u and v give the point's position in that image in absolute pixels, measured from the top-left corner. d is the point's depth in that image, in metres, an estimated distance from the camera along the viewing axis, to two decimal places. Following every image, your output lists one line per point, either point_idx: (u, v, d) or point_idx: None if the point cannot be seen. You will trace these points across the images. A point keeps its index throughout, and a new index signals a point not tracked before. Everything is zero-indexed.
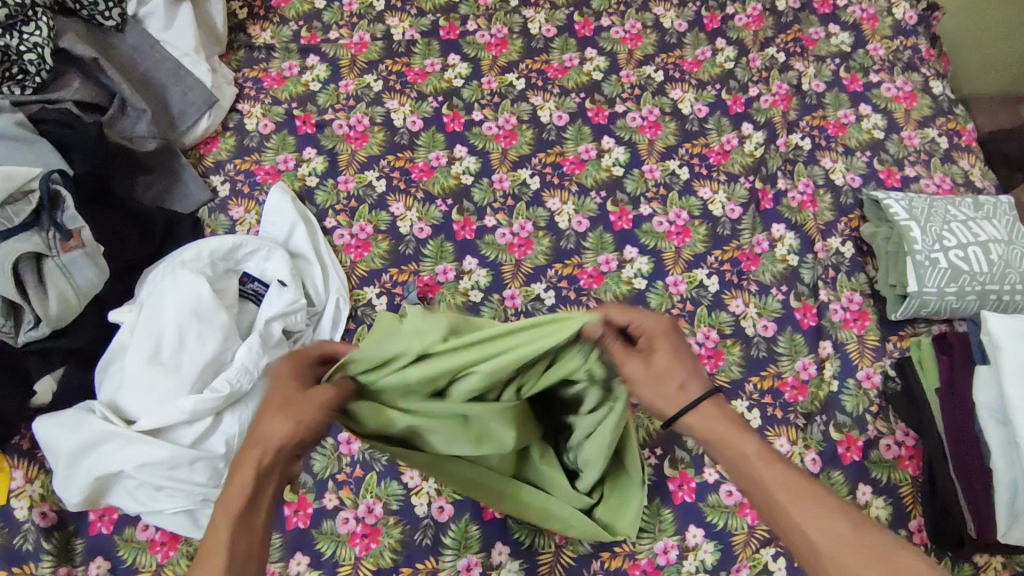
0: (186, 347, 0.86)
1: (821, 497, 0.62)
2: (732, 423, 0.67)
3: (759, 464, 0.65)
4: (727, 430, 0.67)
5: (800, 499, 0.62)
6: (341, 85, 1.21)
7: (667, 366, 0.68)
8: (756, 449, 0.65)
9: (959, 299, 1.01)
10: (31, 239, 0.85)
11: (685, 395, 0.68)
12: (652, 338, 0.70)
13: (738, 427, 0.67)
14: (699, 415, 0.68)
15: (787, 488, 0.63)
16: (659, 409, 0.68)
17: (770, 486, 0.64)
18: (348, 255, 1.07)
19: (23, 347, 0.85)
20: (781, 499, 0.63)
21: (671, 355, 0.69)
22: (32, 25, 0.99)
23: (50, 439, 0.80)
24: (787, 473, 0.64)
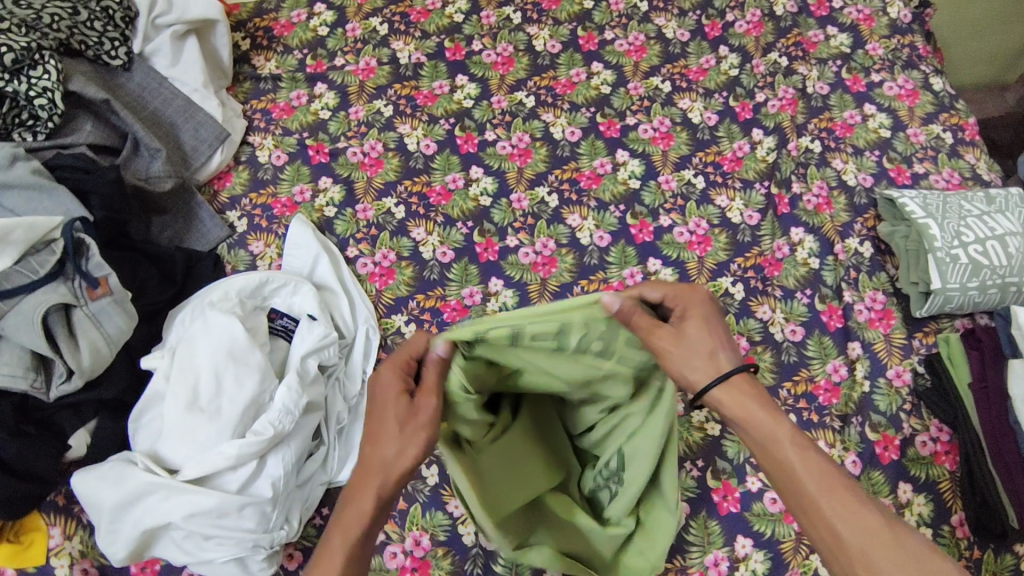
0: (224, 390, 0.85)
1: (851, 495, 0.66)
2: (765, 404, 0.71)
3: (791, 450, 0.69)
4: (765, 416, 0.71)
5: (828, 490, 0.66)
6: (351, 112, 1.20)
7: (706, 340, 0.73)
8: (789, 435, 0.69)
9: (981, 293, 1.03)
10: (57, 289, 0.83)
11: (717, 363, 0.73)
12: (687, 310, 0.75)
13: (771, 412, 0.71)
14: (734, 391, 0.72)
15: (816, 481, 0.67)
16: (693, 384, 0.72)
17: (794, 468, 0.68)
18: (373, 284, 1.06)
19: (55, 401, 0.84)
20: (807, 484, 0.67)
21: (704, 327, 0.74)
22: (39, 69, 0.97)
23: (92, 495, 0.79)
24: (815, 465, 0.68)
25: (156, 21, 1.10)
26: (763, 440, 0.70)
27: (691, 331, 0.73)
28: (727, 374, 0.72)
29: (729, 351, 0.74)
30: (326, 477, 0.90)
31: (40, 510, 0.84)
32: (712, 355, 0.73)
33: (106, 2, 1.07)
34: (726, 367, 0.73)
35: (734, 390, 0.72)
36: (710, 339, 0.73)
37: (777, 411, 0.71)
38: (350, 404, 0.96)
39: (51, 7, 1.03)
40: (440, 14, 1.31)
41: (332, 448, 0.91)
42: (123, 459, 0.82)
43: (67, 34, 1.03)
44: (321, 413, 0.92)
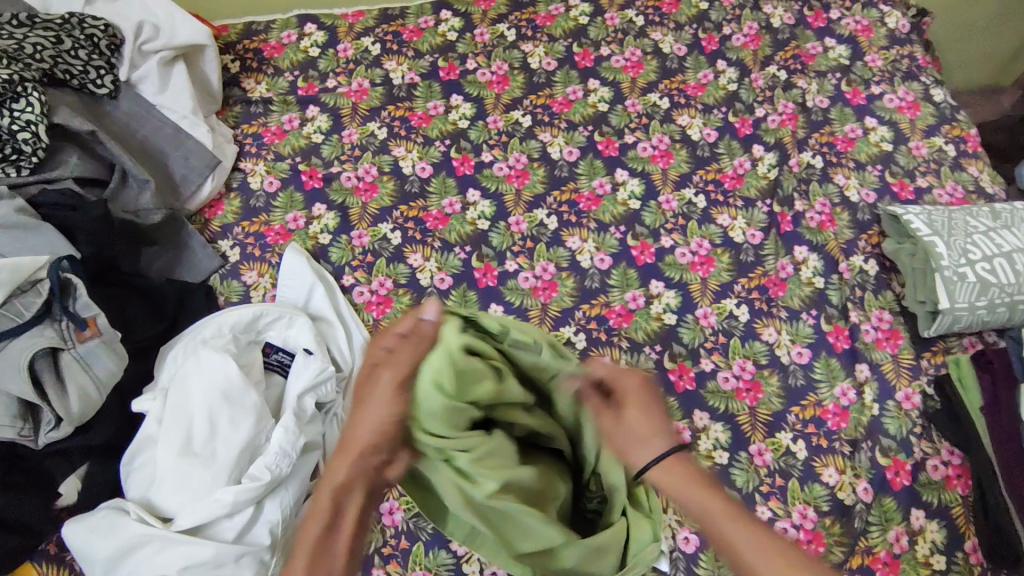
0: (219, 434, 0.83)
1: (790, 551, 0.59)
2: (699, 480, 0.62)
3: (726, 523, 0.60)
4: (692, 484, 0.62)
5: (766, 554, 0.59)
6: (344, 135, 1.18)
7: (646, 426, 0.65)
8: (722, 508, 0.61)
9: (989, 311, 1.01)
10: (44, 332, 0.81)
11: (653, 442, 0.64)
12: (628, 395, 0.66)
13: (709, 484, 0.62)
14: (670, 472, 0.63)
15: (754, 539, 0.60)
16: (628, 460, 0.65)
17: (737, 545, 0.60)
18: (370, 313, 1.03)
19: (44, 447, 0.82)
20: (748, 559, 0.60)
21: (644, 408, 0.66)
22: (22, 101, 0.94)
23: (84, 546, 0.78)
24: (761, 537, 0.60)
25: (142, 48, 1.07)
26: (693, 509, 0.62)
27: (629, 419, 0.65)
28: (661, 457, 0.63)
29: (664, 437, 0.64)
30: None
31: (31, 560, 0.83)
32: (652, 435, 0.64)
33: (89, 29, 1.03)
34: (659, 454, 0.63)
35: (664, 465, 0.63)
36: (652, 425, 0.65)
37: (709, 480, 0.63)
38: None
39: (33, 36, 1.00)
40: (433, 32, 1.29)
41: None
42: (115, 508, 0.80)
43: (51, 64, 1.00)
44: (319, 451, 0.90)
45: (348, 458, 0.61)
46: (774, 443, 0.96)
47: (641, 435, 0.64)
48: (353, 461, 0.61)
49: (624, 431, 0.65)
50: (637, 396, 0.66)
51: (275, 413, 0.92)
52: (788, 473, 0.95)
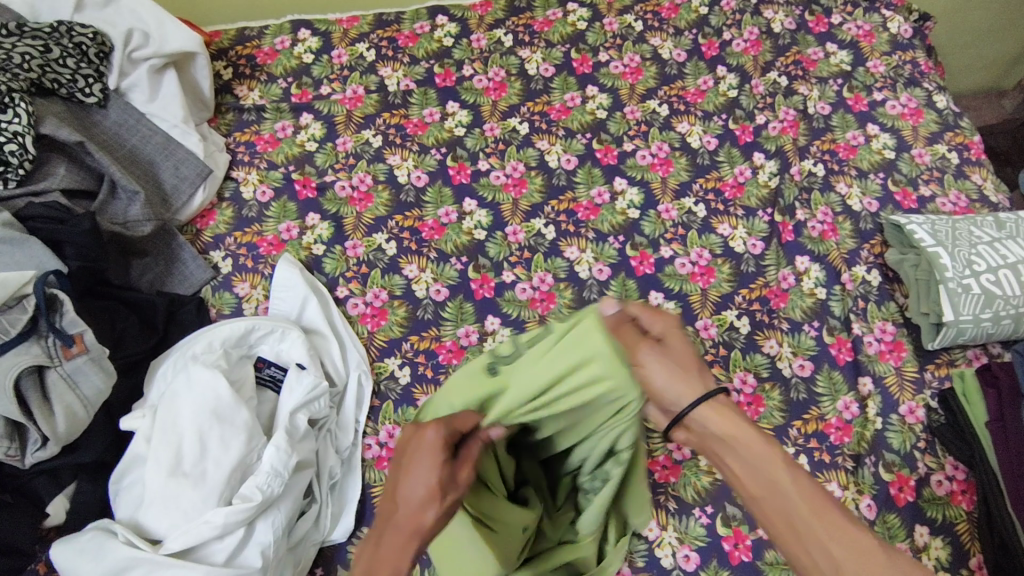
0: (209, 453, 0.81)
1: (838, 512, 0.58)
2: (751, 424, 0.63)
3: (778, 471, 0.60)
4: (741, 429, 0.63)
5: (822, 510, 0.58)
6: (338, 143, 1.16)
7: (685, 356, 0.67)
8: (771, 454, 0.61)
9: (994, 324, 1.00)
10: (30, 349, 0.79)
11: (693, 379, 0.65)
12: (665, 330, 0.69)
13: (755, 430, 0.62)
14: (711, 417, 0.64)
15: (803, 493, 0.59)
16: (661, 397, 0.66)
17: (786, 493, 0.59)
18: (365, 325, 1.01)
19: (31, 467, 0.80)
20: (794, 506, 0.59)
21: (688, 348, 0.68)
22: (9, 112, 0.93)
23: (71, 569, 0.76)
24: (810, 489, 0.59)
25: (132, 56, 1.05)
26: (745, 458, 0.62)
27: (675, 348, 0.67)
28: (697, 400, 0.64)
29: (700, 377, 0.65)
30: (319, 536, 0.86)
31: None
32: (701, 376, 0.65)
33: (78, 37, 1.01)
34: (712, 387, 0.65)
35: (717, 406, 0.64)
36: (689, 362, 0.66)
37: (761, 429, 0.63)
38: (342, 457, 0.92)
39: (22, 45, 0.98)
40: (428, 38, 1.27)
41: (324, 505, 0.88)
42: (102, 529, 0.78)
43: (39, 73, 0.98)
44: (313, 469, 0.88)
45: (413, 545, 0.54)
46: None
47: (682, 367, 0.66)
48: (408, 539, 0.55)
49: (674, 366, 0.66)
50: (677, 336, 0.69)
51: (267, 429, 0.90)
52: None
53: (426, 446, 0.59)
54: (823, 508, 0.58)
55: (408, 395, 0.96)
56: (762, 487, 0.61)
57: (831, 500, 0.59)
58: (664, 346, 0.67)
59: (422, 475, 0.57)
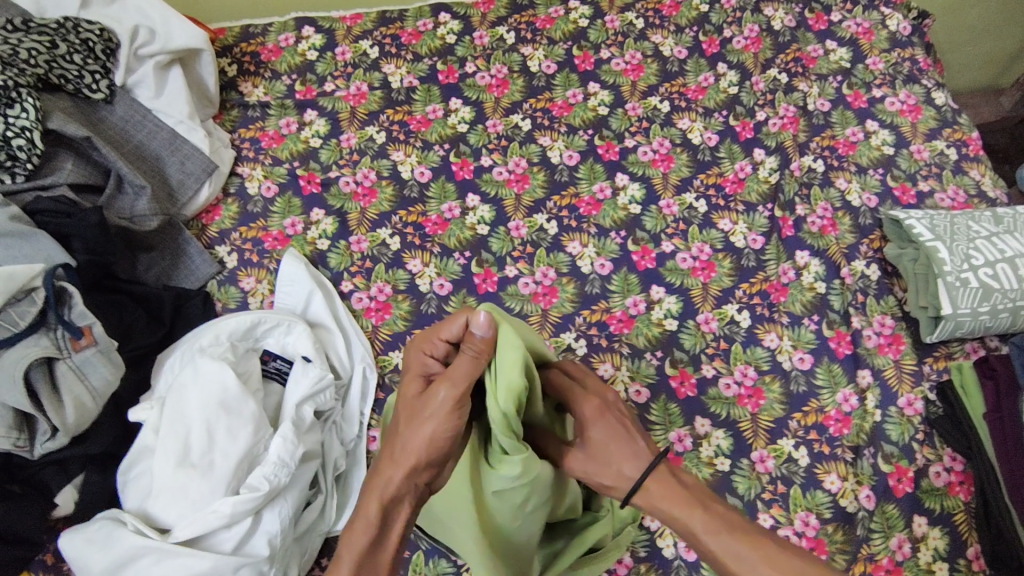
0: (216, 444, 0.82)
1: (787, 561, 0.60)
2: (676, 497, 0.64)
3: (711, 542, 0.62)
4: (671, 503, 0.64)
5: (761, 568, 0.60)
6: (342, 139, 1.17)
7: (604, 439, 0.68)
8: (704, 525, 0.63)
9: (992, 317, 1.01)
10: (39, 342, 0.80)
11: (622, 475, 0.66)
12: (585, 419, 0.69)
13: (685, 501, 0.64)
14: (647, 494, 0.65)
15: (743, 562, 0.61)
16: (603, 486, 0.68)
17: (724, 560, 0.61)
18: (369, 319, 1.03)
19: (40, 458, 0.81)
20: (737, 572, 0.61)
21: (606, 428, 0.68)
22: (17, 107, 0.94)
23: (80, 557, 0.77)
24: (748, 551, 0.61)
25: (139, 52, 1.06)
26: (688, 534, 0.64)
27: (595, 437, 0.68)
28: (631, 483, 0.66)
29: (632, 461, 0.66)
30: (325, 526, 0.88)
31: (28, 569, 0.82)
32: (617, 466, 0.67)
33: (84, 33, 1.03)
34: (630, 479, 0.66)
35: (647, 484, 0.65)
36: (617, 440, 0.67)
37: (692, 497, 0.64)
38: (347, 448, 0.93)
39: (29, 41, 0.99)
40: (431, 35, 1.28)
41: (330, 496, 0.89)
42: (111, 518, 0.79)
43: (46, 69, 0.99)
44: (318, 460, 0.89)
45: (375, 497, 0.60)
46: (776, 450, 0.96)
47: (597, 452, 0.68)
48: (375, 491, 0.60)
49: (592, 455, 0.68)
50: (594, 416, 0.69)
51: (273, 421, 0.91)
52: (789, 480, 0.94)
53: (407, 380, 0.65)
54: (769, 563, 0.60)
55: None
56: (709, 559, 0.63)
57: (773, 548, 0.61)
58: (589, 442, 0.68)
59: (414, 437, 0.60)
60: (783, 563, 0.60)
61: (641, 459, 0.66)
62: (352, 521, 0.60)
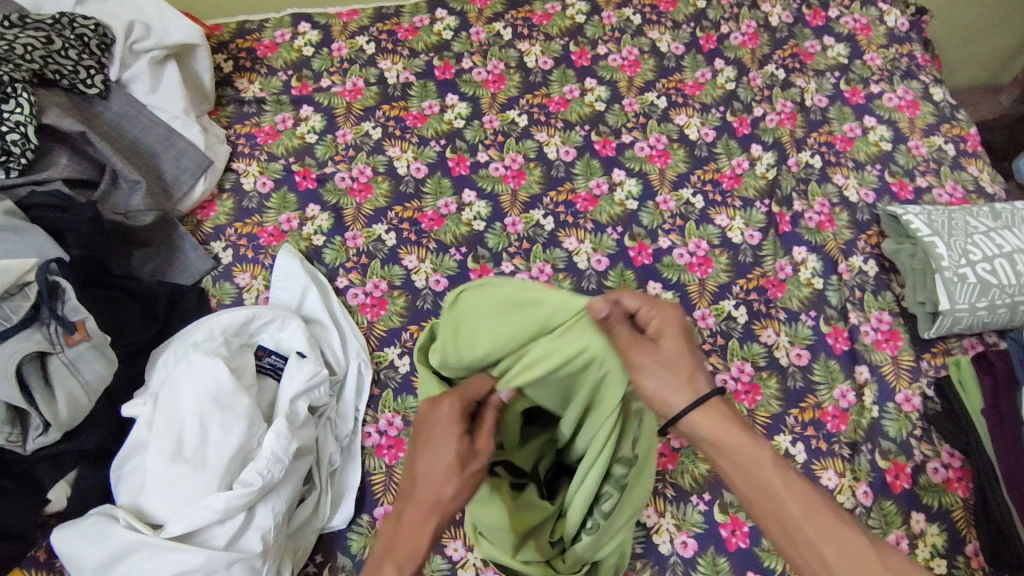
0: (210, 439, 0.82)
1: (834, 515, 0.63)
2: (743, 429, 0.67)
3: (774, 473, 0.65)
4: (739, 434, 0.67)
5: (815, 515, 0.63)
6: (338, 135, 1.17)
7: (680, 356, 0.69)
8: (771, 461, 0.66)
9: (990, 312, 1.01)
10: (32, 336, 0.79)
11: (693, 387, 0.68)
12: (661, 327, 0.71)
13: (752, 436, 0.67)
14: (712, 415, 0.67)
15: (796, 498, 0.64)
16: (663, 404, 0.68)
17: (780, 496, 0.64)
18: (364, 315, 1.02)
19: (32, 453, 0.81)
20: (792, 512, 0.63)
21: (681, 346, 0.70)
22: (12, 103, 0.93)
23: (73, 552, 0.77)
24: (806, 495, 0.64)
25: (133, 47, 1.06)
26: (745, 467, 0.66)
27: (666, 348, 0.69)
28: (701, 398, 0.67)
29: (705, 376, 0.69)
30: (319, 522, 0.87)
31: (20, 566, 0.82)
32: (691, 372, 0.68)
33: (80, 29, 1.02)
34: (703, 389, 0.68)
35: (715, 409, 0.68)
36: (687, 359, 0.69)
37: (758, 436, 0.67)
38: (342, 445, 0.93)
39: (25, 36, 0.98)
40: (428, 31, 1.28)
41: (324, 492, 0.88)
42: (104, 514, 0.79)
43: (41, 65, 0.98)
44: (312, 456, 0.89)
45: (431, 522, 0.62)
46: (773, 446, 0.95)
47: (675, 363, 0.68)
48: (428, 517, 0.63)
49: (663, 370, 0.67)
50: (674, 334, 0.70)
51: (267, 416, 0.91)
52: None
53: (442, 420, 0.65)
54: (821, 511, 0.63)
55: (408, 383, 0.97)
56: (759, 489, 0.65)
57: (823, 504, 0.64)
58: (662, 351, 0.69)
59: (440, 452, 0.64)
60: (831, 516, 0.63)
61: (714, 382, 0.69)
62: (399, 547, 0.62)
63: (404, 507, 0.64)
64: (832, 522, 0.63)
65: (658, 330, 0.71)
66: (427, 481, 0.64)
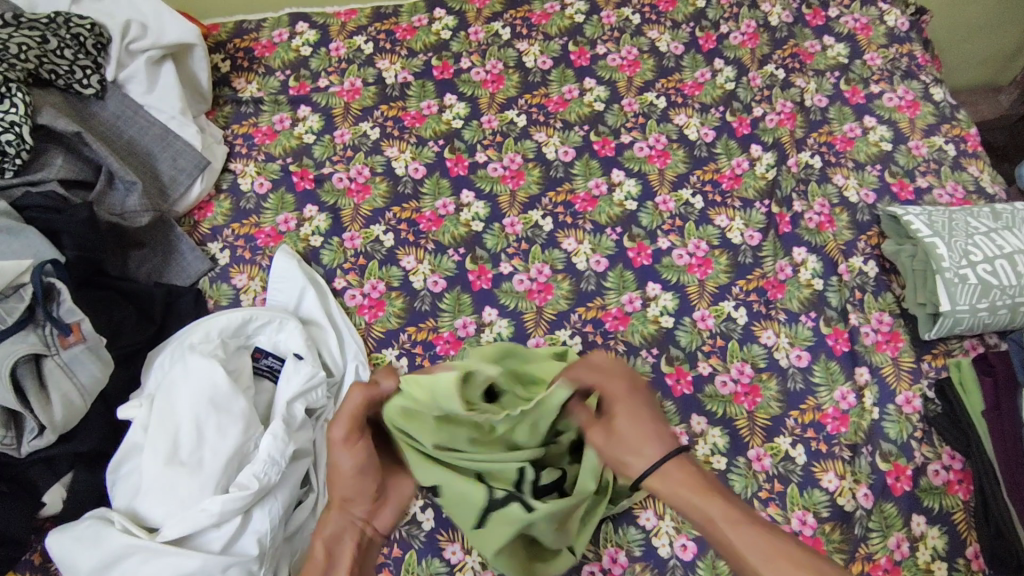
0: (206, 441, 0.81)
1: (785, 543, 0.62)
2: (698, 485, 0.68)
3: (729, 530, 0.64)
4: (692, 491, 0.67)
5: (775, 558, 0.60)
6: (336, 135, 1.16)
7: (635, 436, 0.72)
8: (723, 513, 0.65)
9: (991, 314, 1.00)
10: (27, 338, 0.79)
11: (644, 453, 0.71)
12: (616, 408, 0.74)
13: (705, 490, 0.67)
14: (667, 479, 0.69)
15: (751, 540, 0.62)
16: (621, 464, 0.72)
17: (737, 548, 0.63)
18: (362, 316, 1.02)
19: (28, 456, 0.80)
20: (753, 559, 0.61)
21: (633, 419, 0.73)
22: (8, 102, 0.93)
23: (67, 555, 0.77)
24: (761, 531, 0.63)
25: (129, 47, 1.06)
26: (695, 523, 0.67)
27: (620, 428, 0.73)
28: (653, 459, 0.70)
29: (657, 441, 0.71)
30: (317, 525, 0.87)
31: (14, 570, 0.82)
32: (641, 448, 0.71)
33: (75, 28, 1.02)
34: (651, 458, 0.70)
35: (664, 468, 0.70)
36: (643, 434, 0.72)
37: (710, 486, 0.68)
38: None
39: (19, 36, 0.98)
40: (426, 31, 1.28)
41: (322, 494, 0.88)
42: (100, 517, 0.78)
43: (36, 64, 0.98)
44: (310, 458, 0.88)
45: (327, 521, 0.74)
46: (772, 448, 0.95)
47: (626, 442, 0.72)
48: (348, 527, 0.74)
49: (616, 442, 0.72)
50: (623, 401, 0.75)
51: (265, 419, 0.91)
52: (786, 479, 0.93)
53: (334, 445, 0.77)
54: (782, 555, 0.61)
55: None
56: (716, 540, 0.65)
57: (782, 540, 0.62)
58: (614, 431, 0.73)
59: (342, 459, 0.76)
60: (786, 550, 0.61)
61: (669, 440, 0.71)
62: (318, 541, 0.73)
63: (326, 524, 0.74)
64: (787, 553, 0.61)
65: (612, 407, 0.75)
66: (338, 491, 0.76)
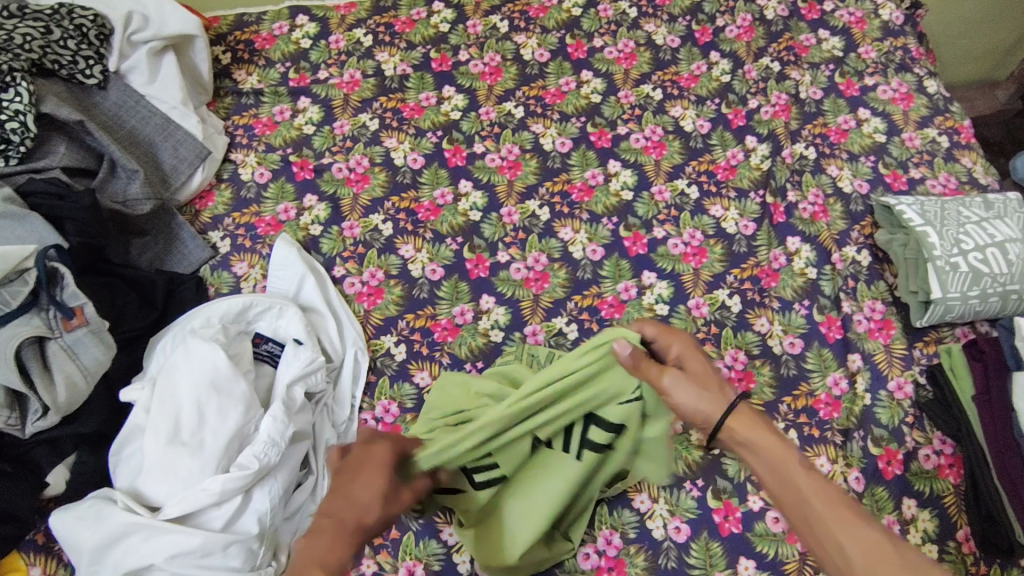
0: (207, 423, 0.83)
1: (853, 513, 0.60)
2: (771, 434, 0.67)
3: (806, 486, 0.63)
4: (762, 444, 0.67)
5: (840, 516, 0.60)
6: (335, 126, 1.18)
7: (698, 373, 0.74)
8: (801, 470, 0.64)
9: (982, 301, 1.01)
10: (31, 321, 0.81)
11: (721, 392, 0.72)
12: (681, 356, 0.78)
13: (778, 443, 0.66)
14: (740, 434, 0.68)
15: (822, 498, 0.61)
16: (704, 419, 0.71)
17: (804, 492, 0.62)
18: (361, 303, 1.03)
19: (31, 437, 0.82)
20: (814, 506, 0.61)
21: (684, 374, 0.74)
22: (11, 91, 0.95)
23: (70, 534, 0.78)
24: (830, 491, 0.62)
25: (132, 38, 1.07)
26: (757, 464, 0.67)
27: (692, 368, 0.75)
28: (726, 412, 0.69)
29: (716, 394, 0.71)
30: (315, 507, 0.89)
31: (19, 550, 0.83)
32: (721, 389, 0.72)
33: (79, 19, 1.03)
34: (725, 409, 0.70)
35: (733, 420, 0.69)
36: (704, 372, 0.75)
37: (782, 444, 0.66)
38: (338, 431, 0.94)
39: (24, 27, 0.99)
40: (425, 24, 1.29)
41: (320, 477, 0.90)
42: (103, 497, 0.80)
43: (40, 55, 0.99)
44: (309, 441, 0.90)
45: (349, 537, 0.61)
46: None
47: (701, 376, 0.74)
48: (348, 532, 0.61)
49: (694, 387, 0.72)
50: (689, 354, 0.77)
51: (265, 403, 0.92)
52: None
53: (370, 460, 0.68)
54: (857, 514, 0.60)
55: (404, 371, 0.98)
56: (790, 498, 0.63)
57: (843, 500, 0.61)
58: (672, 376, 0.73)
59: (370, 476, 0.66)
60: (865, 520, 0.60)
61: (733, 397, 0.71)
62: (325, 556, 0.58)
63: (318, 522, 0.62)
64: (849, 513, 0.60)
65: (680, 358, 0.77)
66: (354, 503, 0.64)
